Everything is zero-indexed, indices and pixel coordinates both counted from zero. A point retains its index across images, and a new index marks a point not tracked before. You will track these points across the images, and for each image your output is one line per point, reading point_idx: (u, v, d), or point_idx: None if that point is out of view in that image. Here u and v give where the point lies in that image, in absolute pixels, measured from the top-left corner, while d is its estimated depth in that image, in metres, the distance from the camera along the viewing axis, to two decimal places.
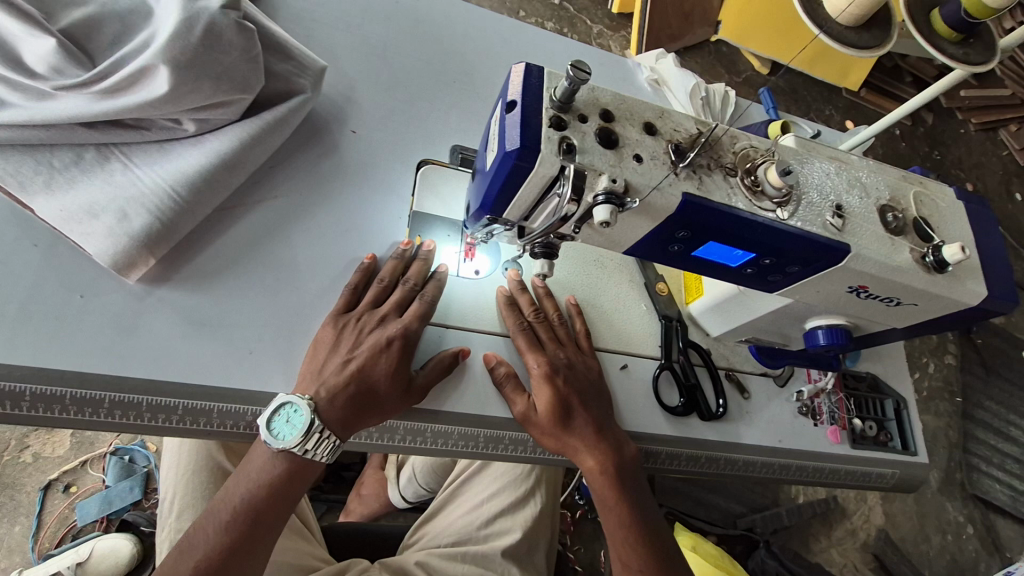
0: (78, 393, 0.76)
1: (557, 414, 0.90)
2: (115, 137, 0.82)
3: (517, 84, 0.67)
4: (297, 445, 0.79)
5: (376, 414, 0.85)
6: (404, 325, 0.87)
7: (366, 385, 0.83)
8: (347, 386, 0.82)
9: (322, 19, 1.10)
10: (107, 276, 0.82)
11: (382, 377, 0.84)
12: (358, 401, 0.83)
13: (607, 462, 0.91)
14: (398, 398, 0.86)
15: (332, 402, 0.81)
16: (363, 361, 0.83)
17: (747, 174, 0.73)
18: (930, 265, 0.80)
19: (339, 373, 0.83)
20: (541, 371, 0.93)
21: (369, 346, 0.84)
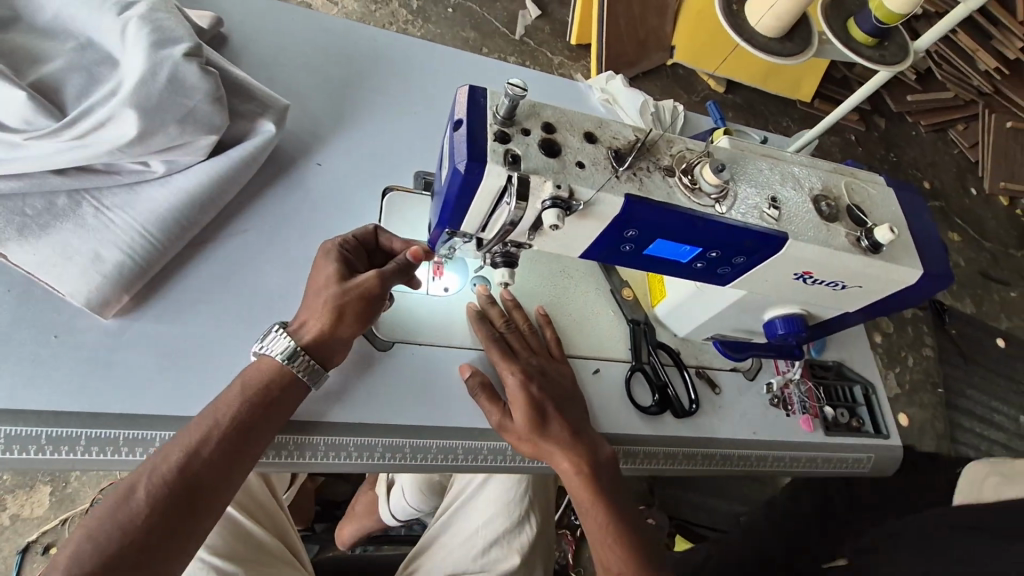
0: (55, 432, 0.77)
1: (535, 420, 0.92)
2: (85, 182, 0.85)
3: (462, 104, 0.72)
4: (262, 349, 0.83)
5: (339, 312, 0.84)
6: (349, 240, 0.92)
7: (320, 294, 0.85)
8: (306, 302, 0.86)
9: (286, 63, 1.16)
10: (80, 317, 0.84)
11: (331, 282, 0.85)
12: (318, 307, 0.84)
13: (585, 465, 0.93)
14: (355, 296, 0.85)
15: (299, 318, 0.85)
16: (314, 278, 0.87)
17: (685, 174, 0.79)
18: (865, 248, 0.86)
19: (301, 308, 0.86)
20: (516, 379, 0.95)
21: (315, 265, 0.89)
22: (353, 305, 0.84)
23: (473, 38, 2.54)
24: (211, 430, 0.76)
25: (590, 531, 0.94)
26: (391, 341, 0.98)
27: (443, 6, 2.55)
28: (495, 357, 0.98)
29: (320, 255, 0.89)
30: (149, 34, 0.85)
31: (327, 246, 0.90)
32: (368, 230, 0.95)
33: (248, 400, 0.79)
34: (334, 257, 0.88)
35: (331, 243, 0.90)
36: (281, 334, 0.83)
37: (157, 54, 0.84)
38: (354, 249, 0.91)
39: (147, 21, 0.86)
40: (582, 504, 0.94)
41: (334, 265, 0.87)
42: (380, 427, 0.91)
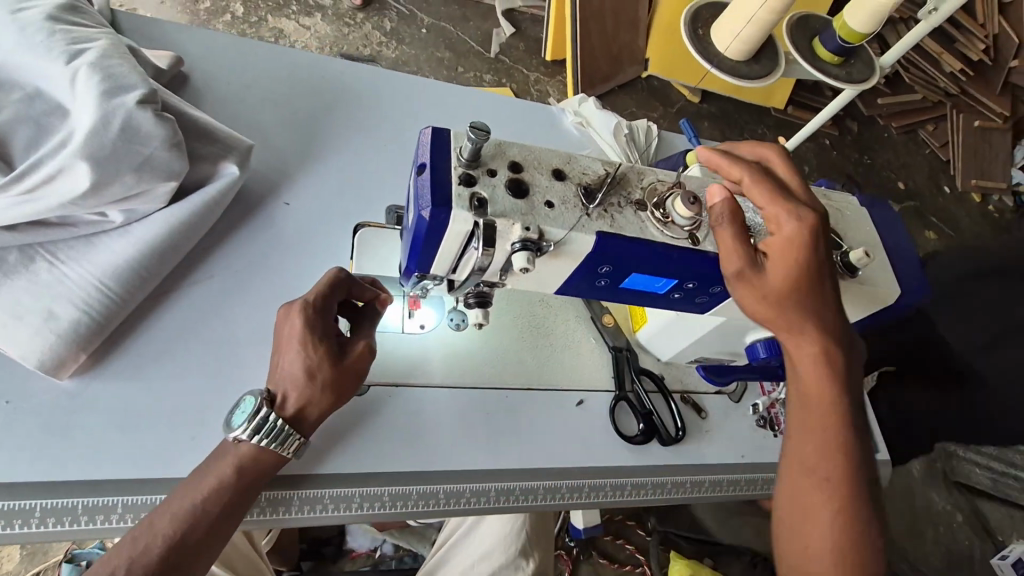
0: (7, 504, 0.72)
1: (794, 294, 0.74)
2: (38, 237, 0.82)
3: (426, 147, 0.70)
4: (247, 434, 0.76)
5: (336, 395, 0.81)
6: (326, 299, 0.83)
7: (313, 378, 0.79)
8: (294, 387, 0.79)
9: (250, 99, 1.13)
10: (36, 378, 0.80)
11: (325, 364, 0.80)
12: (314, 393, 0.79)
13: (833, 361, 0.78)
14: (350, 375, 0.82)
15: (292, 405, 0.79)
16: (299, 359, 0.79)
17: (657, 207, 0.78)
18: (841, 271, 0.85)
19: (285, 393, 0.79)
20: (807, 219, 0.73)
21: (293, 339, 0.80)
22: (349, 384, 0.82)
23: (448, 58, 2.54)
24: (197, 519, 0.72)
25: (795, 442, 0.81)
26: (366, 385, 0.96)
27: (417, 27, 2.55)
28: (784, 210, 0.74)
29: (299, 326, 0.80)
30: (100, 81, 0.81)
31: (300, 320, 0.80)
32: (337, 277, 0.84)
33: (230, 477, 0.75)
34: (315, 336, 0.80)
35: (311, 310, 0.81)
36: (270, 417, 0.77)
37: (109, 102, 0.81)
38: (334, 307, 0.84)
39: (98, 67, 0.83)
40: (807, 413, 0.79)
41: (318, 344, 0.80)
42: (357, 476, 0.89)
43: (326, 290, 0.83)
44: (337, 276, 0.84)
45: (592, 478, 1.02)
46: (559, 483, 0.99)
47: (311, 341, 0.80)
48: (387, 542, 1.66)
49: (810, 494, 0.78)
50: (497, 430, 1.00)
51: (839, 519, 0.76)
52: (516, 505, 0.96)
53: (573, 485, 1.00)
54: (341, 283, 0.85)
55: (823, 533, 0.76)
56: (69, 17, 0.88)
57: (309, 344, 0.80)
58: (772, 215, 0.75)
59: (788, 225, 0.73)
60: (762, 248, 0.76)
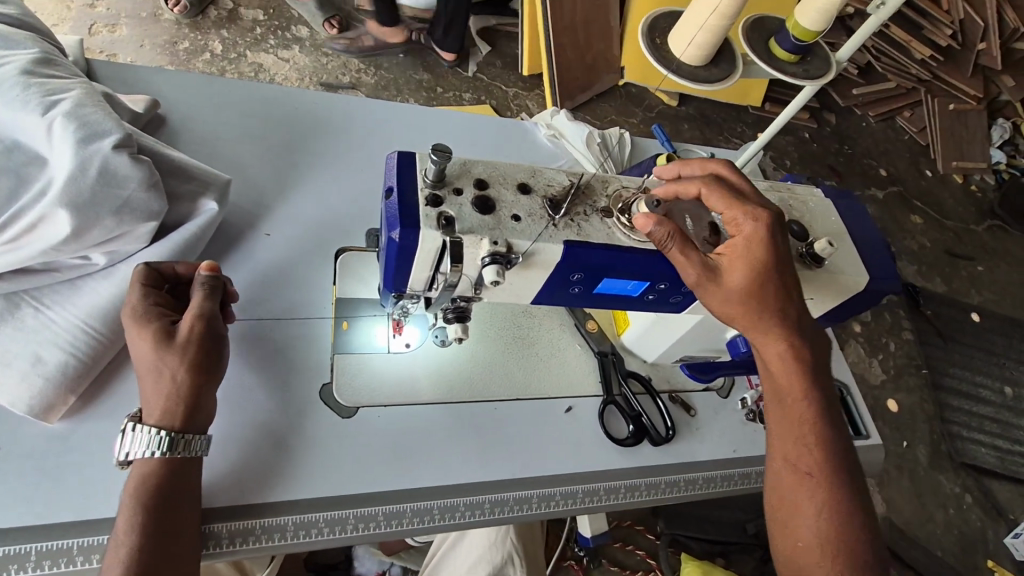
0: (2, 550, 0.73)
1: (754, 293, 0.77)
2: (23, 285, 0.84)
3: (392, 171, 0.73)
4: (123, 455, 0.77)
5: (176, 369, 0.79)
6: (145, 292, 0.84)
7: (150, 364, 0.79)
8: (143, 377, 0.80)
9: (227, 137, 1.16)
10: (27, 423, 0.81)
11: (156, 345, 0.80)
12: (157, 377, 0.79)
13: (800, 354, 0.81)
14: (182, 349, 0.80)
15: (146, 397, 0.80)
16: (137, 351, 0.81)
17: (623, 213, 0.80)
18: (807, 261, 0.88)
19: (147, 398, 0.80)
20: (764, 218, 0.76)
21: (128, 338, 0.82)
22: (186, 356, 0.80)
23: (427, 79, 2.58)
24: (131, 551, 0.72)
25: (775, 437, 0.85)
26: (355, 407, 0.97)
27: (394, 52, 2.60)
28: (742, 212, 0.76)
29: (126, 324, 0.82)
30: (77, 129, 0.84)
31: (132, 331, 0.81)
32: (147, 273, 0.86)
33: (147, 498, 0.74)
34: (146, 336, 0.80)
35: (130, 305, 0.83)
36: (137, 430, 0.77)
37: (86, 149, 0.83)
38: (152, 293, 0.85)
39: (74, 116, 0.85)
40: (780, 405, 0.84)
41: (155, 339, 0.80)
42: (351, 497, 0.90)
43: (134, 290, 0.84)
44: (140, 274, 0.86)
45: (585, 483, 1.03)
46: (552, 491, 1.00)
47: (141, 342, 0.80)
48: (394, 565, 1.63)
49: (793, 485, 0.81)
50: (488, 441, 1.01)
51: (828, 506, 0.79)
52: (513, 515, 0.97)
53: (567, 491, 1.01)
54: (151, 276, 0.86)
55: (810, 521, 0.79)
56: (45, 70, 0.91)
57: (142, 346, 0.80)
58: (731, 216, 0.77)
59: (742, 230, 0.77)
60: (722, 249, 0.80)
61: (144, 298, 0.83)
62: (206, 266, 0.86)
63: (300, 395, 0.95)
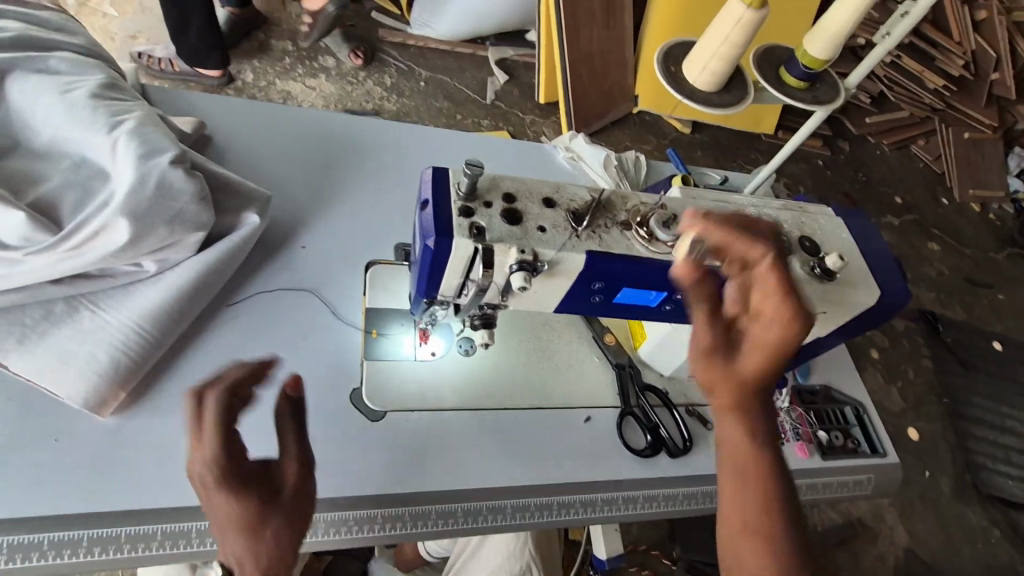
0: (56, 536, 0.78)
1: (750, 385, 0.67)
2: (82, 289, 0.90)
3: (427, 184, 0.78)
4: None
5: (281, 526, 0.68)
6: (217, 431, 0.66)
7: (243, 526, 0.66)
8: (229, 539, 0.66)
9: (268, 157, 1.24)
10: (80, 418, 0.87)
11: (261, 503, 0.67)
12: (250, 539, 0.66)
13: (749, 420, 0.68)
14: (285, 503, 0.69)
15: (236, 559, 0.67)
16: (221, 508, 0.66)
17: (641, 226, 0.84)
18: (820, 275, 0.91)
19: (236, 561, 0.67)
20: (766, 258, 0.67)
21: (205, 490, 0.66)
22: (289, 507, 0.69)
23: (447, 107, 2.69)
24: None
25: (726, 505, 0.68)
26: (383, 411, 1.01)
27: (417, 81, 2.72)
28: (782, 301, 0.64)
29: (201, 476, 0.65)
30: (138, 146, 0.92)
31: (215, 487, 0.65)
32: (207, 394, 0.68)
33: None
34: (244, 490, 0.66)
35: (206, 446, 0.66)
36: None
37: (146, 164, 0.91)
38: (223, 428, 0.66)
39: (136, 135, 0.93)
40: (740, 472, 0.68)
41: (253, 493, 0.67)
42: (379, 497, 0.93)
43: (205, 420, 0.67)
44: (212, 389, 0.69)
45: (604, 492, 1.05)
46: (572, 498, 1.03)
47: (232, 499, 0.65)
48: None
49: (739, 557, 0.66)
50: (510, 447, 1.04)
51: None
52: (533, 521, 1.00)
53: (585, 499, 1.04)
54: (227, 398, 0.68)
55: None
56: (109, 93, 0.99)
57: (234, 503, 0.65)
58: (741, 253, 0.68)
59: (772, 314, 0.64)
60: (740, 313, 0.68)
61: (217, 445, 0.66)
62: (296, 385, 0.76)
63: (333, 399, 1.00)
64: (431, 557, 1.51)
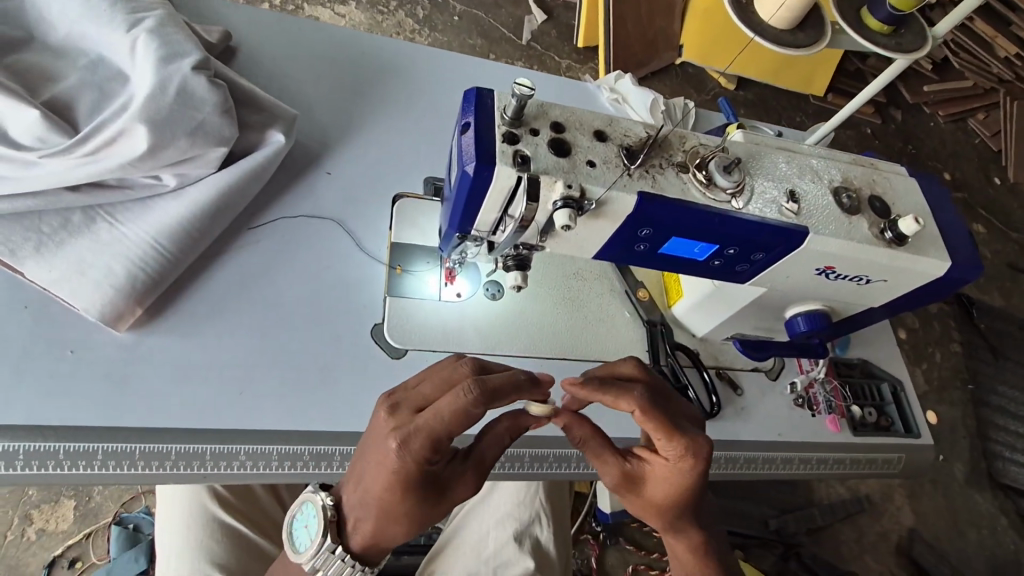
0: (71, 446, 0.77)
1: (682, 503, 0.75)
2: (100, 199, 0.86)
3: (470, 105, 0.71)
4: (310, 564, 0.69)
5: (423, 526, 0.70)
6: (433, 436, 0.64)
7: (404, 522, 0.67)
8: (378, 523, 0.67)
9: (294, 74, 1.16)
10: (97, 331, 0.84)
11: (425, 511, 0.68)
12: (403, 533, 0.68)
13: (680, 506, 0.75)
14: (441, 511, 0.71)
15: (365, 537, 0.69)
16: (395, 501, 0.65)
17: (699, 170, 0.76)
18: (889, 240, 0.83)
19: (358, 522, 0.69)
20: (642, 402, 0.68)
21: (394, 483, 0.64)
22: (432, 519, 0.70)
23: (480, 45, 2.54)
24: None
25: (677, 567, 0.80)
26: (404, 349, 0.97)
27: (450, 15, 2.56)
28: (682, 450, 0.70)
29: (404, 471, 0.64)
30: (157, 48, 0.86)
31: (406, 470, 0.64)
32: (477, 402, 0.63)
33: None
34: (419, 495, 0.66)
35: (423, 448, 0.63)
36: (341, 558, 0.69)
37: (166, 68, 0.85)
38: (448, 428, 0.63)
39: (156, 35, 0.87)
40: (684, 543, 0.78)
41: (427, 497, 0.67)
42: None
43: (436, 422, 0.63)
44: (508, 392, 0.65)
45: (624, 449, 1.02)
46: None
47: (405, 498, 0.65)
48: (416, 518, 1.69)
49: None
50: None
51: None
52: (550, 471, 0.97)
53: None
54: (474, 412, 0.63)
55: None
56: None
57: (406, 500, 0.66)
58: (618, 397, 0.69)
59: (684, 443, 0.70)
60: (640, 459, 0.76)
61: (440, 435, 0.64)
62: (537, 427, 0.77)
63: (352, 332, 0.95)
64: None
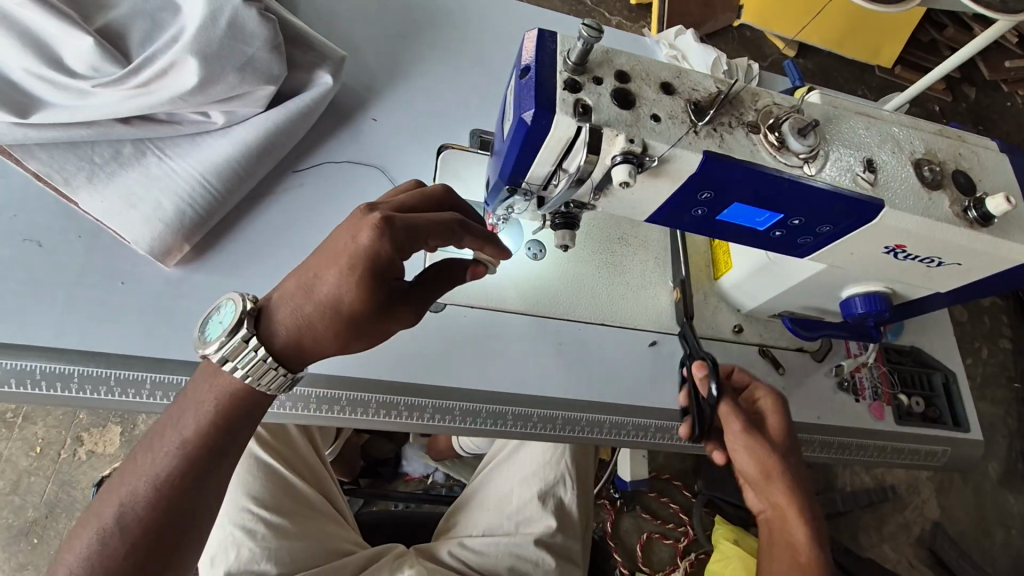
0: (122, 374, 0.79)
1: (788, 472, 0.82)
2: (150, 132, 0.85)
3: (530, 48, 0.67)
4: (220, 357, 0.63)
5: (353, 343, 0.65)
6: (411, 230, 0.63)
7: (341, 321, 0.63)
8: (315, 314, 0.63)
9: (342, 15, 1.12)
10: (146, 264, 0.86)
11: (366, 316, 0.64)
12: (332, 336, 0.64)
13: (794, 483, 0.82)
14: (376, 337, 0.67)
15: (291, 328, 0.63)
16: (345, 288, 0.62)
17: (772, 131, 0.71)
18: (973, 219, 0.77)
19: (289, 316, 0.63)
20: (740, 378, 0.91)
21: (354, 267, 0.61)
22: (365, 334, 0.65)
23: None
24: (178, 450, 0.63)
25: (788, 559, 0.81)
26: (443, 303, 0.97)
27: None
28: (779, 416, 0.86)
29: (371, 258, 0.61)
30: None
31: (374, 252, 0.61)
32: (458, 223, 0.68)
33: (215, 419, 0.65)
34: (370, 286, 0.62)
35: (399, 238, 0.62)
36: (255, 352, 0.63)
37: None
38: (424, 224, 0.64)
39: None
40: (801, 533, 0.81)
41: (375, 297, 0.63)
42: (429, 389, 0.91)
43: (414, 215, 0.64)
44: (480, 237, 0.70)
45: (658, 419, 1.00)
46: (625, 420, 0.98)
47: (357, 285, 0.62)
48: (438, 471, 1.74)
49: None
50: (568, 358, 0.99)
51: None
52: (582, 435, 0.96)
53: (639, 423, 0.99)
54: (454, 227, 0.67)
55: None
56: None
57: (357, 288, 0.62)
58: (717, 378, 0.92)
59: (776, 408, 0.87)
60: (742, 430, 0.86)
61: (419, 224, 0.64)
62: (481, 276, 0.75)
63: None
64: (464, 453, 1.55)
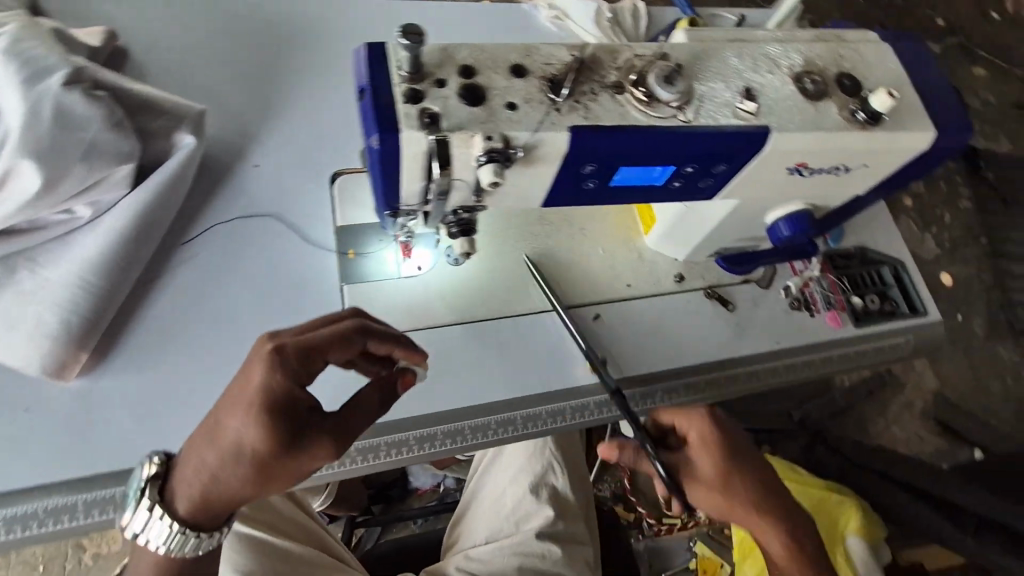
0: (51, 503, 0.75)
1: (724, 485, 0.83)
2: (12, 246, 0.80)
3: (362, 67, 0.62)
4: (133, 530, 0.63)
5: (267, 485, 0.61)
6: (306, 353, 0.62)
7: (247, 467, 0.59)
8: (219, 464, 0.60)
9: (194, 64, 1.06)
10: (48, 383, 0.81)
11: (274, 457, 0.59)
12: (243, 481, 0.60)
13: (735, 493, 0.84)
14: (295, 475, 0.62)
15: (199, 483, 0.61)
16: (243, 431, 0.59)
17: (637, 86, 0.68)
18: (863, 120, 0.75)
19: (195, 468, 0.62)
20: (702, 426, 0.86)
21: (246, 409, 0.59)
22: (279, 476, 0.61)
23: None
24: None
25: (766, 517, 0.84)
26: None
27: None
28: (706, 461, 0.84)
29: (264, 395, 0.59)
30: (18, 69, 0.78)
31: (262, 389, 0.59)
32: (358, 331, 0.67)
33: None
34: (267, 426, 0.59)
35: (294, 364, 0.61)
36: (162, 520, 0.63)
37: (33, 91, 0.77)
38: (318, 345, 0.64)
39: (13, 54, 0.79)
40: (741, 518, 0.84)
41: (276, 438, 0.59)
42: (380, 426, 0.89)
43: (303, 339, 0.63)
44: (385, 338, 0.70)
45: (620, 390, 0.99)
46: (586, 400, 0.97)
47: (252, 428, 0.59)
48: (447, 476, 1.72)
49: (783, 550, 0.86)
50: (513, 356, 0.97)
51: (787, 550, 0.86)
52: (545, 428, 0.94)
53: (601, 399, 0.98)
54: (355, 334, 0.67)
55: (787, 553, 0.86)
56: None
57: (252, 432, 0.59)
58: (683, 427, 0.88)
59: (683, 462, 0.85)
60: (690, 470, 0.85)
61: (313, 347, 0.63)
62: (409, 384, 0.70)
63: None
64: None
